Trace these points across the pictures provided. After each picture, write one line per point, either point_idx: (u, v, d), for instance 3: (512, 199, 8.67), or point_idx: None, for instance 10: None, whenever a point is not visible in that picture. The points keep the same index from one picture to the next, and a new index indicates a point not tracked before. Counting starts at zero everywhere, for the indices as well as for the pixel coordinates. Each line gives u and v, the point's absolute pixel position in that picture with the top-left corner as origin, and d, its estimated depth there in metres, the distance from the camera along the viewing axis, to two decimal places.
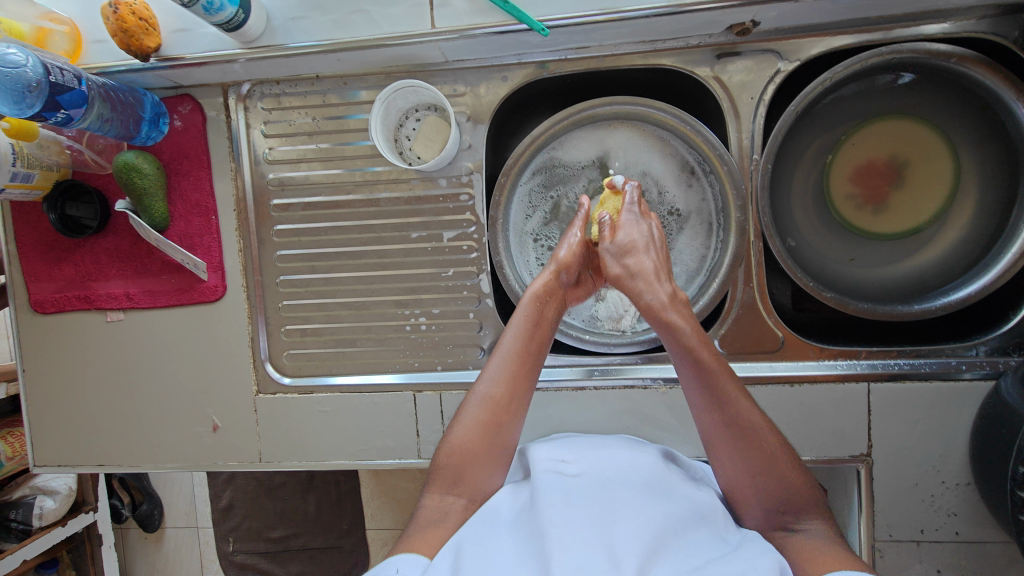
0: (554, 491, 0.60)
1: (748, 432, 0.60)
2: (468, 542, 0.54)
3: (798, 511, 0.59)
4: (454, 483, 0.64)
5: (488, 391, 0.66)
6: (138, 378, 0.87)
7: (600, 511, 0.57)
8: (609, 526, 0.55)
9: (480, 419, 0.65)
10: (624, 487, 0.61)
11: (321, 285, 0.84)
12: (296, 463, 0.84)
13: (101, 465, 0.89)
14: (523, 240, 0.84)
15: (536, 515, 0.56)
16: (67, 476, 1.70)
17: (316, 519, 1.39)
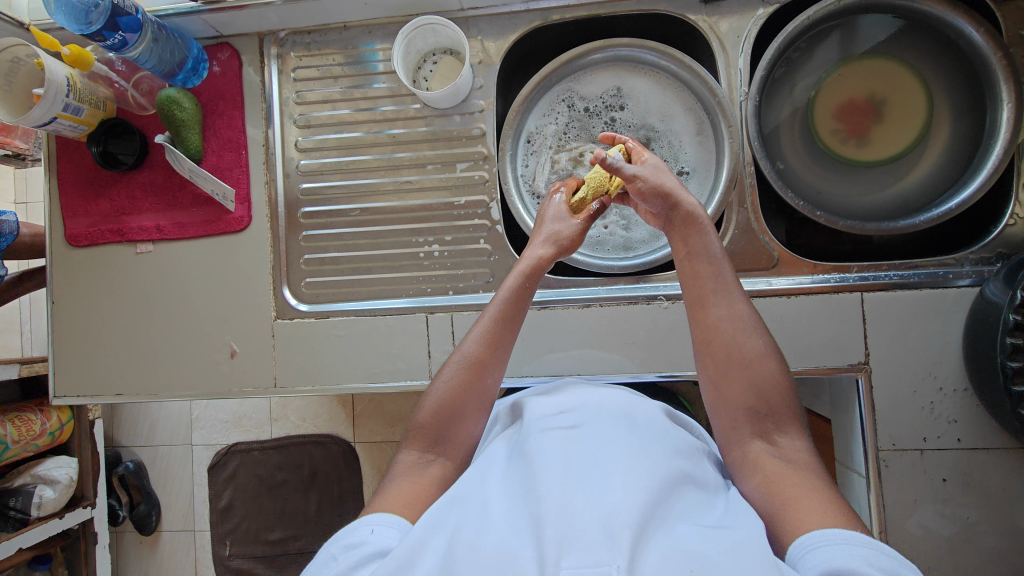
0: (550, 446, 0.57)
1: (741, 333, 0.62)
2: (458, 504, 0.52)
3: (779, 422, 0.60)
4: (433, 442, 0.64)
5: (472, 350, 0.67)
6: (161, 308, 0.90)
7: (599, 461, 0.54)
8: (606, 478, 0.51)
9: (462, 375, 0.66)
10: (614, 440, 0.58)
11: (340, 216, 0.89)
12: (309, 387, 0.87)
13: (119, 396, 0.91)
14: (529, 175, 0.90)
15: (530, 470, 0.54)
16: (69, 466, 1.70)
17: (311, 520, 1.86)
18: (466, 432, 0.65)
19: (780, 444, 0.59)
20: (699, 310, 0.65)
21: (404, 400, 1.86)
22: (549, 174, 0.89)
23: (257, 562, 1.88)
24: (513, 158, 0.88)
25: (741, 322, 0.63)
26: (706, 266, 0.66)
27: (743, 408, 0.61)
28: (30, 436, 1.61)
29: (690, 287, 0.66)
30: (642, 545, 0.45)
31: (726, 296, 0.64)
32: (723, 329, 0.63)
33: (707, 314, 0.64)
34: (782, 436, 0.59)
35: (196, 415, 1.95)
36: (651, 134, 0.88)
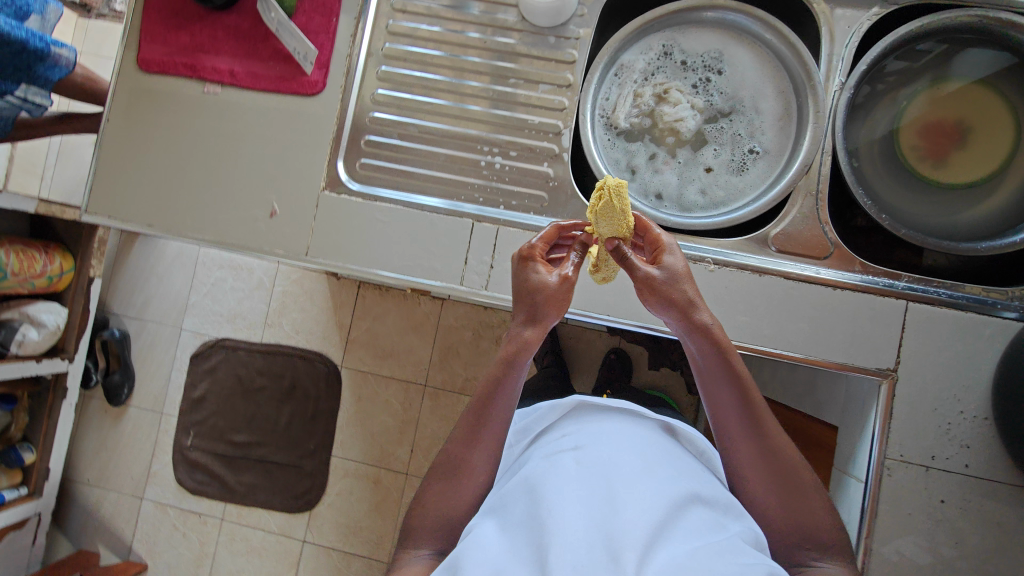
0: (561, 472, 0.65)
1: (775, 464, 0.65)
2: (476, 531, 0.62)
3: (827, 548, 0.64)
4: (437, 533, 0.66)
5: (452, 452, 0.67)
6: (213, 152, 0.89)
7: (603, 486, 0.63)
8: (613, 500, 0.61)
9: (449, 479, 0.67)
10: (621, 463, 0.66)
11: (413, 105, 0.88)
12: (340, 265, 0.86)
13: (148, 228, 0.90)
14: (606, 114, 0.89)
15: (539, 492, 0.62)
16: (59, 314, 1.67)
17: (284, 430, 1.86)
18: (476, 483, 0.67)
19: (825, 565, 0.63)
20: (733, 438, 0.67)
21: (400, 338, 1.86)
22: (631, 110, 0.88)
23: (216, 459, 1.86)
24: (599, 83, 0.87)
25: (781, 452, 0.65)
26: (727, 401, 0.67)
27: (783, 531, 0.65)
28: (30, 273, 1.58)
29: (721, 416, 0.68)
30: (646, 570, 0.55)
31: (765, 426, 0.66)
32: (763, 465, 0.66)
33: (745, 446, 0.67)
34: (827, 559, 0.63)
35: (192, 301, 1.93)
36: (734, 106, 0.88)
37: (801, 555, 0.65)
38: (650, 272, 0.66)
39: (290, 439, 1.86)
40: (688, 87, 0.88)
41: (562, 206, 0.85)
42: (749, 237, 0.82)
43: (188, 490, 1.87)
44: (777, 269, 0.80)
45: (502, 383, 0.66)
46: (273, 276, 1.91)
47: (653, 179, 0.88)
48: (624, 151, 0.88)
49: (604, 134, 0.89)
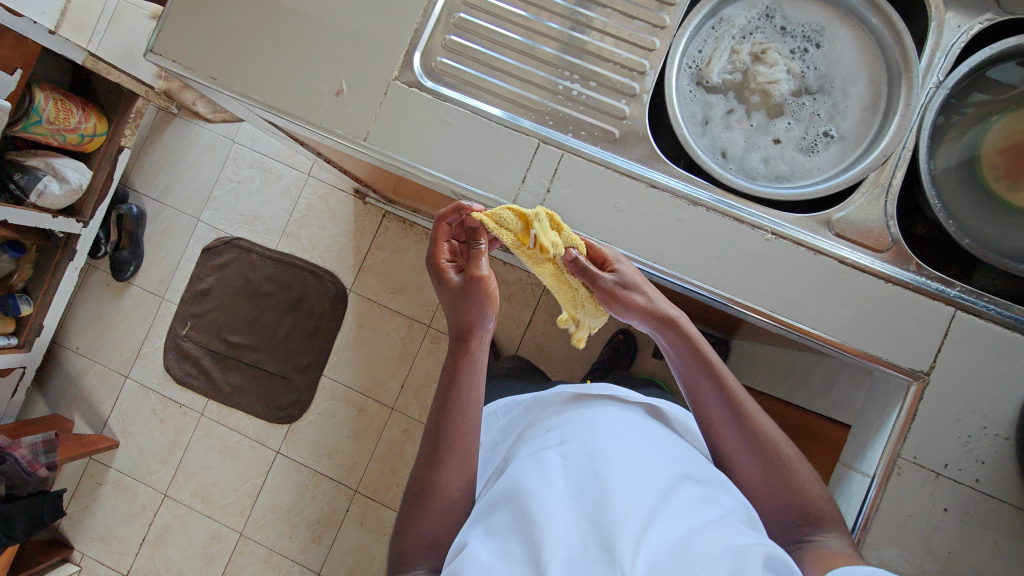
0: (548, 467, 0.71)
1: (758, 447, 0.75)
2: (482, 525, 0.68)
3: (818, 523, 0.73)
4: (437, 518, 0.73)
5: (440, 454, 0.74)
6: (289, 16, 0.86)
7: (590, 475, 0.69)
8: (601, 488, 0.67)
9: (445, 476, 0.74)
10: (613, 448, 0.72)
11: (501, 14, 0.85)
12: (396, 157, 0.84)
13: (210, 81, 0.87)
14: (693, 64, 0.87)
15: (528, 486, 0.68)
16: (81, 175, 1.65)
17: (281, 340, 1.85)
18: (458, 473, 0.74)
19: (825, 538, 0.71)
20: (717, 425, 0.79)
21: (415, 275, 1.84)
22: (725, 67, 0.86)
23: (207, 354, 1.86)
24: (695, 31, 0.85)
25: (764, 438, 0.75)
26: (705, 390, 0.78)
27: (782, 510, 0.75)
28: (64, 126, 1.55)
29: (703, 403, 0.79)
30: (644, 553, 0.60)
31: (748, 414, 0.76)
32: (748, 447, 0.76)
33: (727, 431, 0.77)
34: (821, 532, 0.72)
35: (215, 195, 1.90)
36: (822, 86, 0.87)
37: (798, 533, 0.74)
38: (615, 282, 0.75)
39: (284, 351, 1.85)
40: (781, 56, 0.86)
41: (630, 147, 0.83)
42: (811, 215, 0.80)
43: (174, 380, 1.86)
44: (832, 252, 0.78)
45: (455, 397, 0.74)
46: (300, 187, 1.88)
47: (724, 136, 0.87)
48: (704, 105, 0.87)
49: (688, 83, 0.87)
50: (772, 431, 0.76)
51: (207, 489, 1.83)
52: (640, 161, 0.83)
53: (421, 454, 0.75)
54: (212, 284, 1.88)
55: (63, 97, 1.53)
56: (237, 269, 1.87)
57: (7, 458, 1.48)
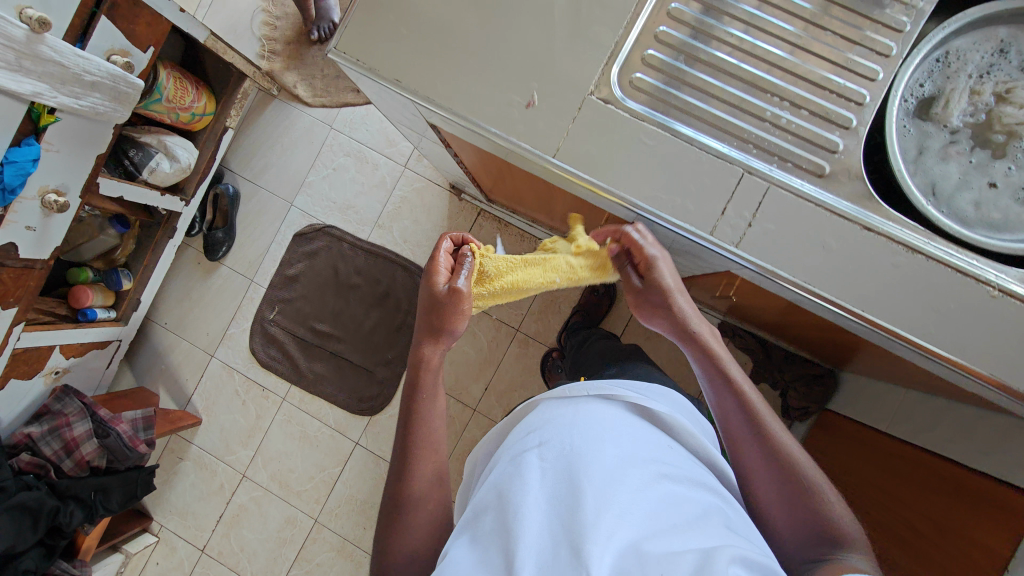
0: (525, 468, 0.67)
1: (767, 452, 0.75)
2: (459, 536, 0.66)
3: (837, 543, 0.68)
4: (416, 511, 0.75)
5: (420, 448, 0.77)
6: (482, 20, 0.82)
7: (565, 476, 0.65)
8: (575, 487, 0.62)
9: (422, 467, 0.76)
10: (589, 443, 0.68)
11: (708, 29, 0.79)
12: (586, 177, 0.80)
13: (394, 84, 0.84)
14: (912, 92, 0.82)
15: (507, 485, 0.66)
16: (190, 153, 1.64)
17: (367, 333, 1.84)
18: (427, 465, 0.77)
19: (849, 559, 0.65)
20: (733, 431, 0.80)
21: None
22: (956, 105, 0.81)
23: (293, 340, 1.86)
24: (923, 60, 0.81)
25: (779, 444, 0.76)
26: (726, 398, 0.80)
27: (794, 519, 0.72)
28: (179, 104, 1.54)
29: (724, 414, 0.81)
30: (605, 556, 0.55)
31: (761, 419, 0.77)
32: (762, 454, 0.76)
33: (742, 436, 0.78)
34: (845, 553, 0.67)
35: (309, 180, 1.89)
36: None
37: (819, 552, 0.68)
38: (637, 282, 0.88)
39: (368, 343, 1.84)
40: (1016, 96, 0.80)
41: (840, 186, 0.78)
42: None
43: (259, 362, 1.87)
44: None
45: (422, 397, 0.79)
46: (395, 178, 1.86)
47: (937, 169, 0.81)
48: (923, 141, 0.83)
49: (907, 113, 0.83)
50: (791, 449, 0.75)
51: (284, 474, 1.85)
52: (852, 201, 0.77)
53: (393, 457, 0.78)
54: (301, 271, 1.87)
55: (181, 73, 1.53)
56: (327, 257, 1.86)
57: (110, 433, 1.51)
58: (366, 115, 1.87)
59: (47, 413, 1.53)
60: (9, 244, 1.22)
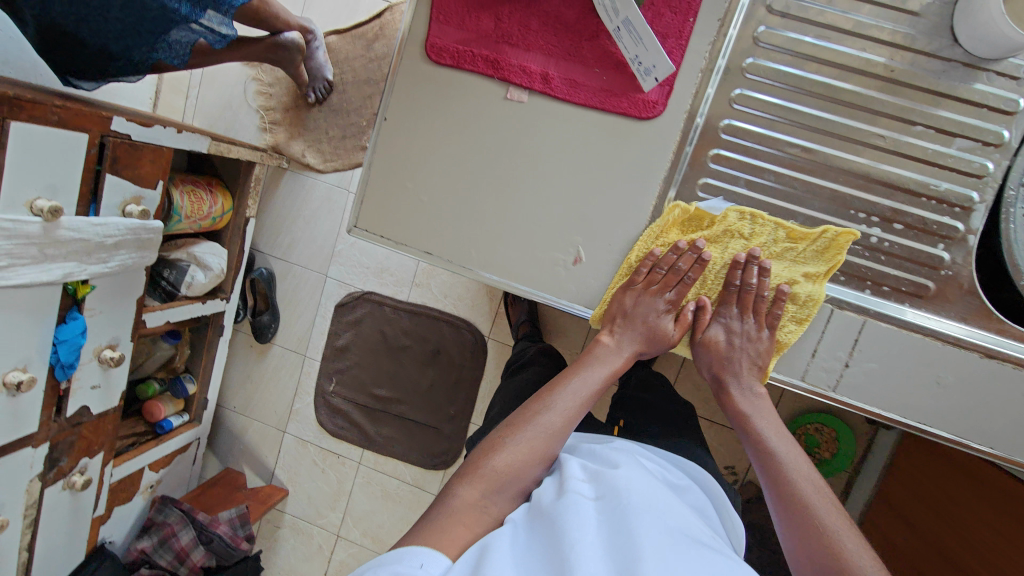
0: (583, 515, 0.63)
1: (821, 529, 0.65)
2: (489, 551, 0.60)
3: None
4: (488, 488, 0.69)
5: (520, 445, 0.71)
6: (510, 175, 0.73)
7: (623, 531, 0.61)
8: (632, 541, 0.59)
9: (526, 447, 0.71)
10: (645, 508, 0.64)
11: (774, 147, 0.69)
12: (663, 334, 0.75)
13: (425, 255, 0.77)
14: None
15: (561, 524, 0.61)
16: (221, 256, 1.62)
17: (425, 391, 1.84)
18: (525, 463, 0.71)
19: None
20: (794, 504, 0.68)
21: (554, 316, 1.72)
22: None
23: (357, 408, 1.89)
24: None
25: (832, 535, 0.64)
26: (789, 484, 0.70)
27: (792, 544, 0.67)
28: (198, 215, 1.51)
29: (781, 489, 0.70)
30: None
31: (816, 510, 0.67)
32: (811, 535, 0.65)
33: (803, 514, 0.67)
34: None
35: (339, 249, 1.85)
36: None
37: None
38: (711, 336, 0.76)
39: (428, 401, 1.85)
40: None
41: (946, 301, 0.71)
42: None
43: (328, 432, 1.92)
44: None
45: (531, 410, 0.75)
46: None
47: None
48: None
49: None
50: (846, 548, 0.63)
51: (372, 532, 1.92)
52: (959, 319, 0.71)
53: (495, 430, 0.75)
54: (350, 341, 1.87)
55: (195, 185, 1.50)
56: (372, 323, 1.84)
57: (213, 537, 1.61)
58: None
59: (153, 524, 1.65)
60: (81, 408, 1.28)
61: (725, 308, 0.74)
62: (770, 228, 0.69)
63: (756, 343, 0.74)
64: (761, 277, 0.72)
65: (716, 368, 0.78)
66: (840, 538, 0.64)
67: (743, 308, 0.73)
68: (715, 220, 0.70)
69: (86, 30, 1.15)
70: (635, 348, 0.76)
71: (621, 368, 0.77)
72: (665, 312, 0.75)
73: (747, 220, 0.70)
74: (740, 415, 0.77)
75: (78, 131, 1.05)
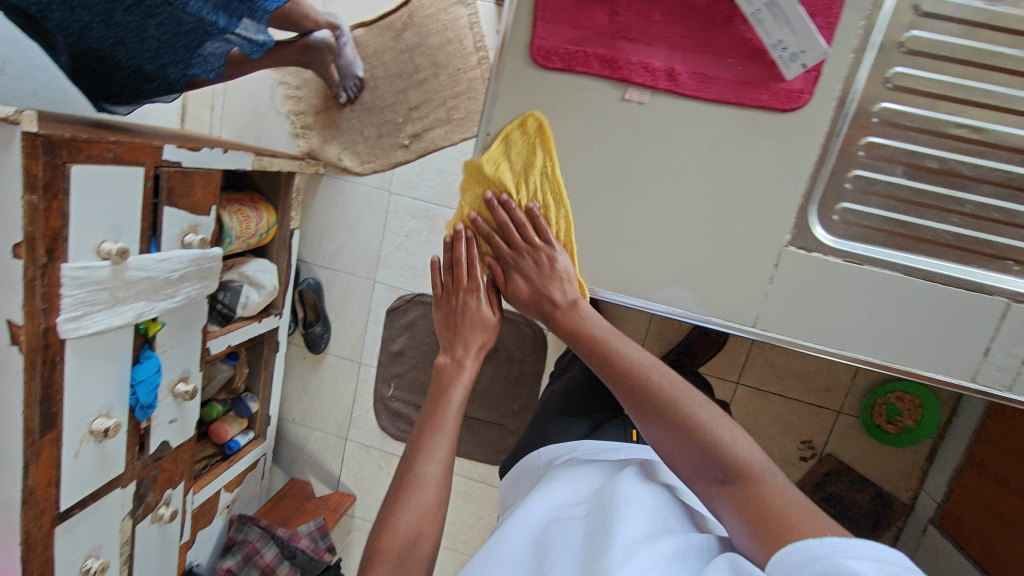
0: (567, 522, 0.70)
1: (704, 438, 0.67)
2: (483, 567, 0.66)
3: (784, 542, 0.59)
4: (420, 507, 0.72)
5: (441, 435, 0.77)
6: (638, 193, 0.74)
7: (595, 525, 0.67)
8: (599, 532, 0.65)
9: (442, 446, 0.76)
10: (617, 500, 0.69)
11: (920, 143, 0.71)
12: (808, 343, 0.77)
13: None
14: None
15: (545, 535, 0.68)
16: (271, 272, 1.58)
17: (486, 389, 1.82)
18: (441, 461, 0.75)
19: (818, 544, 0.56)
20: (669, 425, 0.70)
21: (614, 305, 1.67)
22: None
23: (417, 410, 1.87)
24: None
25: (727, 452, 0.66)
26: (658, 398, 0.71)
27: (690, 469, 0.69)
28: (247, 234, 1.46)
29: (658, 411, 0.71)
30: None
31: (682, 418, 0.69)
32: (698, 451, 0.68)
33: (675, 429, 0.69)
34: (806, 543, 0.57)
35: (385, 253, 1.80)
36: None
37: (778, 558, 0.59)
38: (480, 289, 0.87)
39: (489, 399, 1.82)
40: None
41: None
42: None
43: (391, 436, 1.91)
44: None
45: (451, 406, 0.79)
46: None
47: None
48: None
49: None
50: (731, 451, 0.66)
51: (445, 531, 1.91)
52: None
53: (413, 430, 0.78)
54: (406, 344, 1.83)
55: (241, 203, 1.45)
56: (427, 325, 1.81)
57: (297, 551, 1.61)
58: (422, 169, 1.71)
59: (235, 544, 1.65)
60: (162, 443, 1.26)
61: (511, 253, 0.82)
62: (516, 128, 0.74)
63: (544, 264, 0.79)
64: (513, 206, 0.80)
65: (537, 308, 0.81)
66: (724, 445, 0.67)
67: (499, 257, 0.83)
68: (507, 183, 0.79)
69: (121, 51, 1.07)
70: (483, 335, 0.86)
71: (471, 372, 0.83)
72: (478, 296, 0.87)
73: (705, 156, 0.72)
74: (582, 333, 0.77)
75: (133, 164, 0.99)
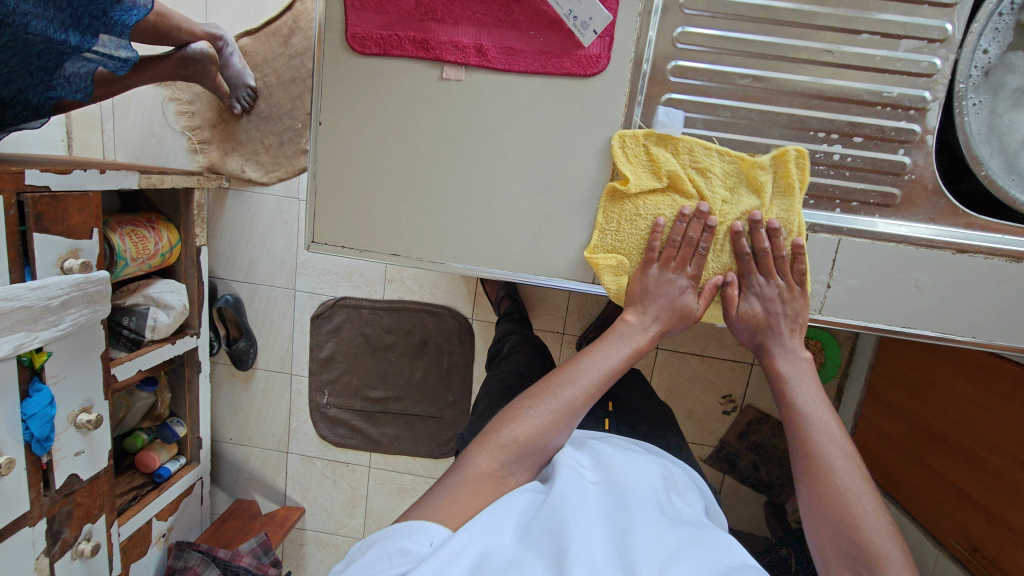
0: (581, 489, 0.70)
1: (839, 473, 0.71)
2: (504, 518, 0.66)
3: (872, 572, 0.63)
4: (502, 460, 0.72)
5: (571, 401, 0.76)
6: (474, 163, 0.82)
7: (614, 503, 0.69)
8: (624, 514, 0.66)
9: (547, 418, 0.75)
10: (637, 488, 0.71)
11: (714, 95, 0.79)
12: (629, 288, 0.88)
13: (393, 257, 0.86)
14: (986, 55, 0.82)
15: (573, 498, 0.68)
16: (180, 292, 1.55)
17: (420, 384, 1.83)
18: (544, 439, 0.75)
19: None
20: (809, 455, 0.73)
21: (533, 287, 1.71)
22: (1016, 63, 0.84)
23: (355, 414, 1.86)
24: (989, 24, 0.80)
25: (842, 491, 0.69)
26: (821, 434, 0.74)
27: (808, 502, 0.71)
28: (146, 255, 1.43)
29: (801, 447, 0.74)
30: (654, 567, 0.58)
31: (828, 458, 0.72)
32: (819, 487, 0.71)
33: (814, 459, 0.73)
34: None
35: (301, 261, 1.78)
36: None
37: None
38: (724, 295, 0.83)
39: (424, 395, 1.83)
40: None
41: (893, 208, 0.81)
42: None
43: (332, 444, 1.90)
44: None
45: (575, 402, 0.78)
46: None
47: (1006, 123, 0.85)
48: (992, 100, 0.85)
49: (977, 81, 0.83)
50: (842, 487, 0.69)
51: None
52: (911, 222, 0.81)
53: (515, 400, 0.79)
54: (334, 349, 1.82)
55: (134, 224, 1.41)
56: (353, 328, 1.80)
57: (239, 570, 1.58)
58: None
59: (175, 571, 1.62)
60: (69, 476, 1.23)
61: (696, 261, 0.82)
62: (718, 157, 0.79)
63: (783, 297, 0.82)
64: (706, 224, 0.81)
65: (759, 337, 0.84)
66: (847, 479, 0.70)
67: (761, 270, 0.82)
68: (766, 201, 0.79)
69: None
70: (660, 324, 0.83)
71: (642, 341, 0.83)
72: (682, 275, 0.83)
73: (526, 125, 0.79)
74: (781, 379, 0.81)
75: None
